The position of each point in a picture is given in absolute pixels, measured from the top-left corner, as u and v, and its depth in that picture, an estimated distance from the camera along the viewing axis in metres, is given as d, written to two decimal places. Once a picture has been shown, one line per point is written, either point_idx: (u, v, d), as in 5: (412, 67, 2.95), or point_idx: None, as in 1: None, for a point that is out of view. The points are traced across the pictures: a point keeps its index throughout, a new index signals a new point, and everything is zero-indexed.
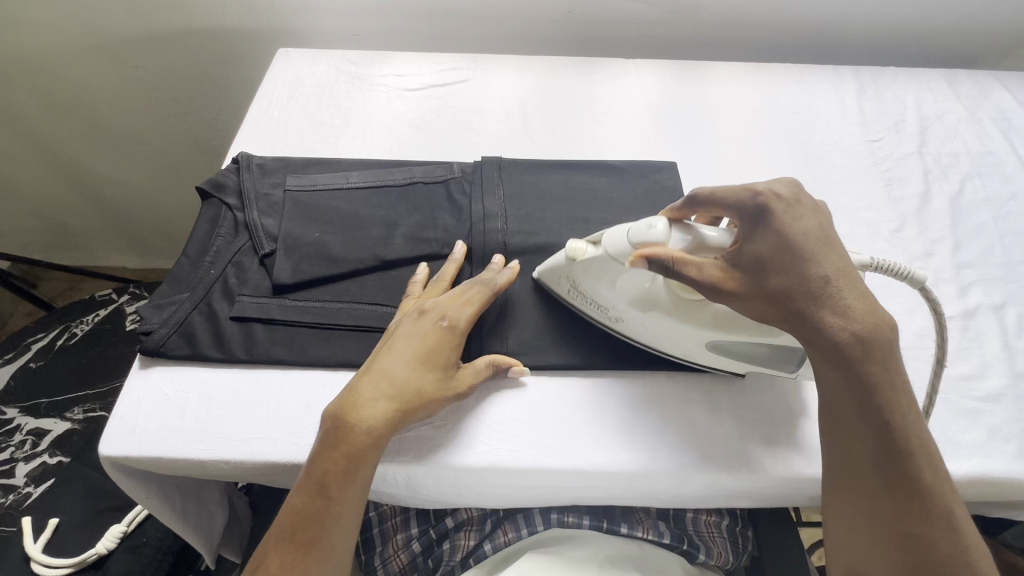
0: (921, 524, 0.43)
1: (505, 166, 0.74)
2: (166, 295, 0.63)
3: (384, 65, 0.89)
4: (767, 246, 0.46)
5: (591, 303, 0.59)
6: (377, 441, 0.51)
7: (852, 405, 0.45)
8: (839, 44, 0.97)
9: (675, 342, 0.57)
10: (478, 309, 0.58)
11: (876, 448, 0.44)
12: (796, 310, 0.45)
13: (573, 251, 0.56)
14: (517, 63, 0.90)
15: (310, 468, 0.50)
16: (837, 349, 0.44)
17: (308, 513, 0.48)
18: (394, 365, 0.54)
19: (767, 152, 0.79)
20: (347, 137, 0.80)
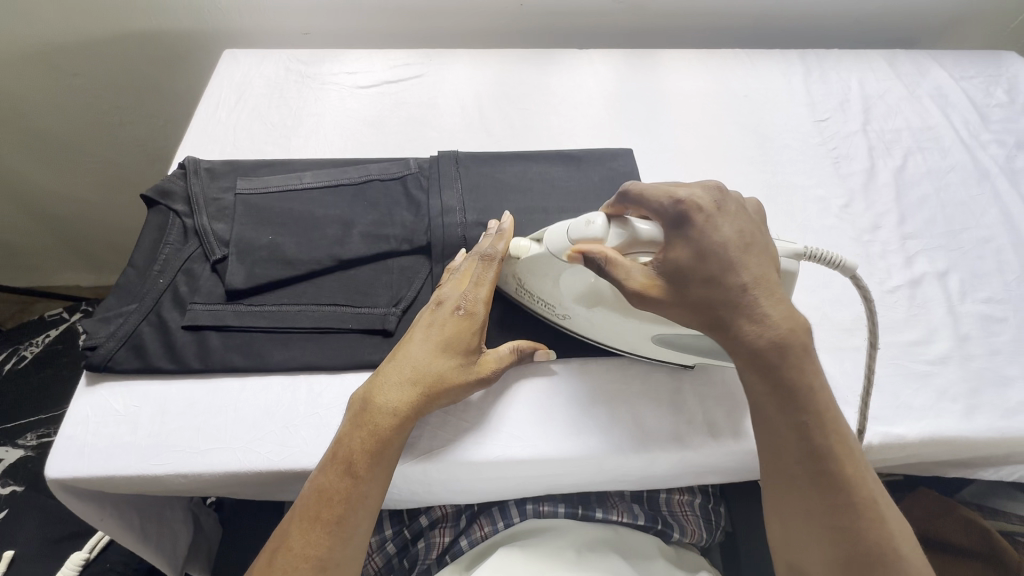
0: (845, 519, 0.45)
1: (462, 159, 0.74)
2: (113, 308, 0.60)
3: (336, 63, 0.87)
4: (687, 255, 0.46)
5: (540, 300, 0.58)
6: (403, 424, 0.51)
7: (776, 407, 0.46)
8: (785, 30, 1.00)
9: (621, 339, 0.57)
10: (489, 292, 0.56)
11: (802, 449, 0.45)
12: (720, 318, 0.46)
13: (517, 248, 0.57)
14: (470, 57, 0.89)
15: (335, 450, 0.50)
16: (758, 356, 0.46)
17: (332, 496, 0.48)
18: (416, 351, 0.53)
19: (720, 135, 0.81)
20: (299, 137, 0.78)
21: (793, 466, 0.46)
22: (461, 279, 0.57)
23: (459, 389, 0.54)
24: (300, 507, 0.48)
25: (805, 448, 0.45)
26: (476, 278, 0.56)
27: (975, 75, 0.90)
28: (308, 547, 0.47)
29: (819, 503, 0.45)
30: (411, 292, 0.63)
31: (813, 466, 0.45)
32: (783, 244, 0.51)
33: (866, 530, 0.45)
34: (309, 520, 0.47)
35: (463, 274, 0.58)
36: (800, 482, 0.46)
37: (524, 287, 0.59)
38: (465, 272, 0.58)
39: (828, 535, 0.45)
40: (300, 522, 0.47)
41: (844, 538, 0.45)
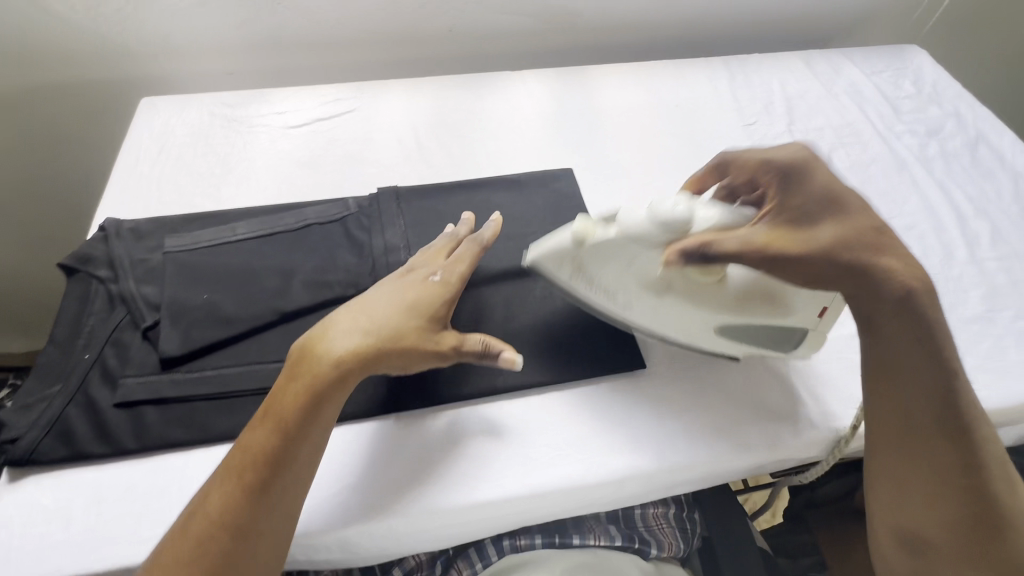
0: (961, 456, 0.50)
1: (402, 195, 0.72)
2: (33, 393, 0.56)
3: (264, 104, 0.85)
4: (808, 200, 0.54)
5: (596, 287, 0.57)
6: (341, 376, 0.51)
7: (924, 363, 0.51)
8: (708, 39, 1.04)
9: (681, 329, 0.59)
10: (468, 266, 0.58)
11: (937, 400, 0.51)
12: (860, 263, 0.52)
13: (583, 229, 0.54)
14: (404, 88, 0.88)
15: (272, 405, 0.50)
16: (900, 308, 0.52)
17: (262, 448, 0.48)
18: (377, 304, 0.54)
19: (655, 147, 0.83)
20: (229, 184, 0.75)
21: (918, 408, 0.51)
22: (436, 254, 0.60)
23: (410, 351, 0.52)
24: (229, 461, 0.49)
25: (926, 388, 0.51)
26: (455, 254, 0.59)
27: (884, 69, 0.96)
28: (223, 509, 0.46)
29: (942, 442, 0.50)
30: None
31: (937, 406, 0.50)
32: None
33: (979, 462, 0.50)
34: (232, 474, 0.47)
35: (437, 249, 0.60)
36: (924, 423, 0.51)
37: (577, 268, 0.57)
38: (440, 247, 0.61)
39: (949, 473, 0.50)
40: (223, 477, 0.47)
41: (964, 474, 0.50)
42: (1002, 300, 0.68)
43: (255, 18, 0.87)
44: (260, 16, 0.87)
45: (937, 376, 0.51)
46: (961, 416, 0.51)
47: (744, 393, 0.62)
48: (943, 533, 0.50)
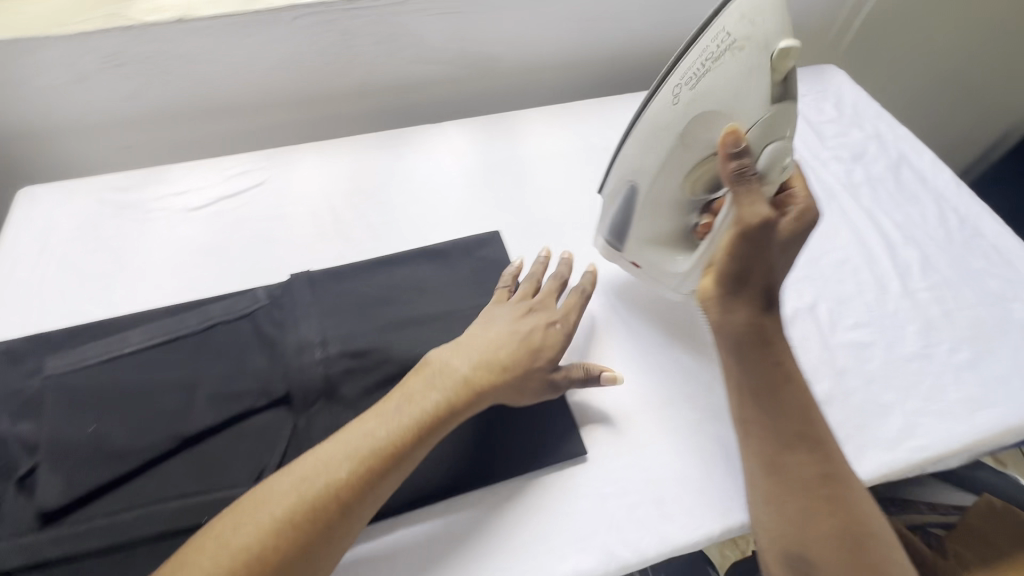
0: (814, 464, 0.51)
1: (316, 279, 0.67)
2: None
3: (160, 183, 0.77)
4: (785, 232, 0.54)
5: (694, 71, 0.53)
6: (474, 400, 0.53)
7: (773, 378, 0.54)
8: (633, 72, 1.02)
9: (648, 138, 0.57)
10: (577, 317, 0.63)
11: (792, 411, 0.53)
12: (749, 276, 0.53)
13: (785, 53, 0.49)
14: (317, 151, 0.82)
15: (391, 410, 0.51)
16: (754, 327, 0.54)
17: (388, 434, 0.49)
18: (502, 332, 0.58)
19: (585, 198, 0.79)
20: (122, 283, 0.68)
21: (776, 422, 0.53)
22: (548, 292, 0.63)
23: (532, 386, 0.56)
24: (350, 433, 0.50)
25: (774, 401, 0.53)
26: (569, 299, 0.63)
27: (806, 93, 0.96)
28: (340, 488, 0.47)
29: (802, 452, 0.52)
30: (274, 458, 0.55)
31: (786, 418, 0.53)
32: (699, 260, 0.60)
33: (834, 468, 0.51)
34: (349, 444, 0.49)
35: (548, 291, 0.64)
36: (779, 436, 0.52)
37: (739, 24, 0.50)
38: (549, 288, 0.64)
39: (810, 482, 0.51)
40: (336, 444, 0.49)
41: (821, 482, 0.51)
42: (936, 334, 0.67)
43: (145, 90, 0.81)
44: (150, 87, 0.80)
45: (780, 390, 0.54)
46: (811, 426, 0.53)
47: (697, 466, 0.57)
48: (823, 548, 0.48)
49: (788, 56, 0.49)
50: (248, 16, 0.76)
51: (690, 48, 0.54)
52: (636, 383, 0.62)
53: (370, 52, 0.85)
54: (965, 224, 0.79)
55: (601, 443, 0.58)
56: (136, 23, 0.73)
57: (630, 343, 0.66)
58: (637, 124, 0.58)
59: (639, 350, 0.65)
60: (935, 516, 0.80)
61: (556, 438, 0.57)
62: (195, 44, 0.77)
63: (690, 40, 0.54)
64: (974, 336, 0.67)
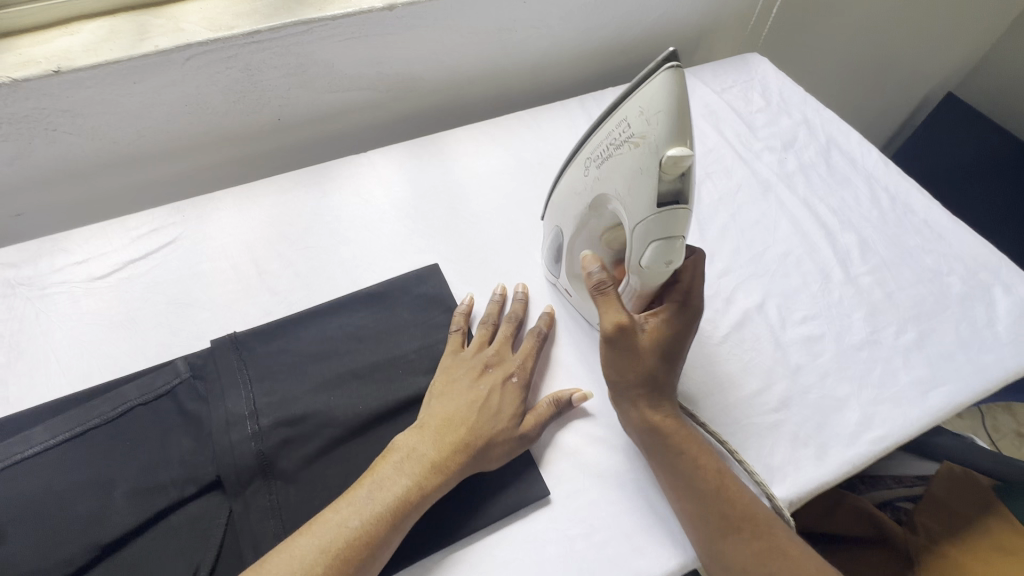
0: (748, 545, 0.50)
1: (242, 341, 0.62)
2: None
3: (56, 254, 0.70)
4: (665, 331, 0.54)
5: (603, 147, 0.48)
6: (444, 478, 0.51)
7: (681, 462, 0.53)
8: (561, 78, 1.00)
9: (568, 195, 0.56)
10: (535, 361, 0.61)
11: (712, 490, 0.52)
12: (635, 383, 0.54)
13: (673, 161, 0.42)
14: (233, 197, 0.76)
15: (361, 496, 0.49)
16: (649, 418, 0.54)
17: (343, 549, 0.46)
18: (464, 400, 0.56)
19: (524, 216, 0.76)
20: (20, 374, 0.61)
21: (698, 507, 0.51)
22: (506, 342, 0.61)
23: (497, 450, 0.54)
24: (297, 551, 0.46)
25: (692, 490, 0.52)
26: (528, 347, 0.61)
27: (732, 84, 0.96)
28: None
29: (734, 535, 0.50)
30: (211, 552, 0.50)
31: (709, 507, 0.51)
32: None
33: (769, 543, 0.50)
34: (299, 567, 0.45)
35: (502, 338, 0.62)
36: (707, 526, 0.50)
37: (638, 118, 0.43)
38: (503, 334, 0.62)
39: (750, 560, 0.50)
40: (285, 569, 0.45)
41: (758, 561, 0.50)
42: (882, 318, 0.68)
43: (28, 152, 0.73)
44: (33, 148, 0.73)
45: (692, 474, 0.52)
46: (734, 506, 0.51)
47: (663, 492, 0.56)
48: None
49: (677, 164, 0.42)
50: (133, 61, 0.69)
51: (607, 116, 0.49)
52: (594, 410, 0.60)
53: (278, 84, 0.79)
54: (896, 203, 0.80)
55: (564, 480, 0.56)
56: (4, 80, 0.65)
57: (584, 366, 0.63)
58: (568, 176, 0.56)
59: (595, 373, 0.63)
60: (902, 490, 0.81)
61: (515, 482, 0.55)
62: (78, 97, 0.70)
63: (609, 111, 0.48)
64: (917, 315, 0.68)
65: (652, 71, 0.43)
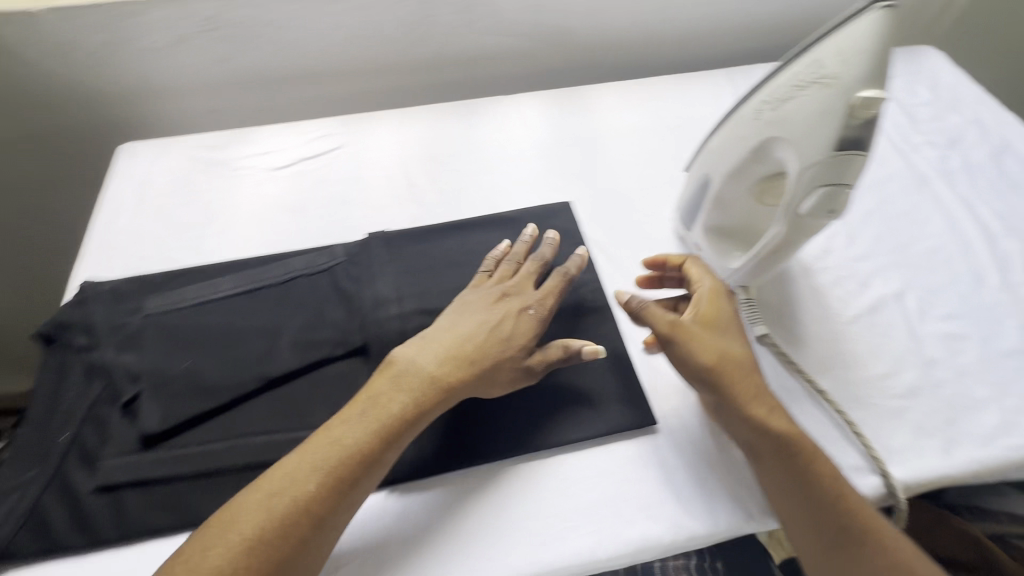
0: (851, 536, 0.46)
1: (392, 240, 0.69)
2: (9, 479, 0.53)
3: (246, 144, 0.81)
4: (717, 316, 0.55)
5: (781, 89, 0.50)
6: (446, 397, 0.52)
7: (775, 442, 0.50)
8: (710, 49, 0.99)
9: (724, 142, 0.57)
10: (556, 301, 0.60)
11: (807, 473, 0.49)
12: (711, 368, 0.52)
13: (865, 102, 0.44)
14: (392, 118, 0.84)
15: (353, 426, 0.49)
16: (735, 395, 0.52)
17: (332, 471, 0.47)
18: (469, 329, 0.56)
19: (658, 173, 0.78)
20: (211, 235, 0.72)
21: (788, 497, 0.49)
22: (528, 278, 0.61)
23: (504, 373, 0.55)
24: (286, 469, 0.47)
25: (787, 467, 0.49)
26: (558, 285, 0.61)
27: (897, 76, 0.90)
28: (311, 501, 0.45)
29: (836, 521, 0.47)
30: None
31: (806, 487, 0.48)
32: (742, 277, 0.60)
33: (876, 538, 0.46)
34: (288, 492, 0.45)
35: (524, 275, 0.62)
36: (805, 500, 0.48)
37: (834, 59, 0.45)
38: (527, 272, 0.62)
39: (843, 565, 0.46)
40: (271, 496, 0.45)
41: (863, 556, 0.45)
42: None
43: (236, 55, 0.84)
44: (240, 52, 0.84)
45: (791, 458, 0.49)
46: (833, 491, 0.48)
47: None
48: None
49: (871, 106, 0.44)
50: None
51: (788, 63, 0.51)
52: None
53: (446, 23, 0.86)
54: None
55: (672, 415, 0.58)
56: None
57: None
58: (726, 125, 0.57)
59: None
60: None
61: (622, 403, 0.58)
62: (285, 10, 0.80)
63: (788, 61, 0.50)
64: None
65: (854, 17, 0.45)
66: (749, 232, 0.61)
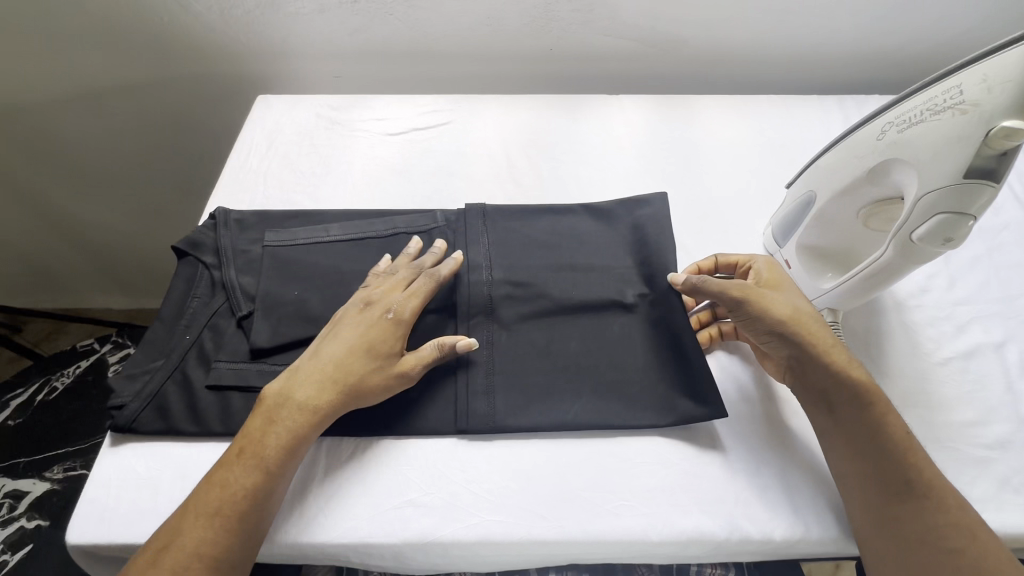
0: (912, 491, 0.48)
1: (489, 214, 0.71)
2: (139, 365, 0.61)
3: (365, 109, 0.88)
4: (779, 280, 0.58)
5: (912, 111, 0.50)
6: (314, 419, 0.53)
7: (848, 394, 0.52)
8: (823, 74, 0.97)
9: (838, 160, 0.57)
10: (423, 301, 0.61)
11: (876, 426, 0.51)
12: (782, 326, 0.54)
13: (1006, 131, 0.44)
14: (499, 102, 0.89)
15: (235, 471, 0.49)
16: (811, 350, 0.54)
17: (237, 491, 0.49)
18: (342, 346, 0.56)
19: (754, 188, 0.78)
20: (326, 185, 0.78)
21: (859, 449, 0.51)
22: (394, 286, 0.62)
23: (374, 385, 0.55)
24: (199, 498, 0.48)
25: (856, 418, 0.51)
26: (368, 299, 0.60)
27: None
28: (201, 545, 0.46)
29: (899, 474, 0.49)
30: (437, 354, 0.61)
31: (873, 439, 0.50)
32: (836, 299, 0.60)
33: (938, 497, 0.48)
34: (207, 515, 0.47)
35: (393, 284, 0.62)
36: (872, 451, 0.50)
37: (977, 86, 0.46)
38: (397, 282, 0.62)
39: (907, 520, 0.48)
40: (196, 517, 0.47)
41: (925, 512, 0.47)
42: None
43: (368, 27, 0.91)
44: (372, 25, 0.91)
45: (864, 408, 0.52)
46: (900, 445, 0.50)
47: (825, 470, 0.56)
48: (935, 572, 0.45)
49: (1010, 136, 0.44)
50: None
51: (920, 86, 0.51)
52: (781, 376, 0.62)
53: (564, 19, 0.89)
54: None
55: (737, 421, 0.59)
56: None
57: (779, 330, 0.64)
58: (840, 144, 0.58)
59: None
60: None
61: (693, 399, 0.58)
62: None
63: (921, 86, 0.50)
64: None
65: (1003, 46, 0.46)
66: (848, 254, 0.61)
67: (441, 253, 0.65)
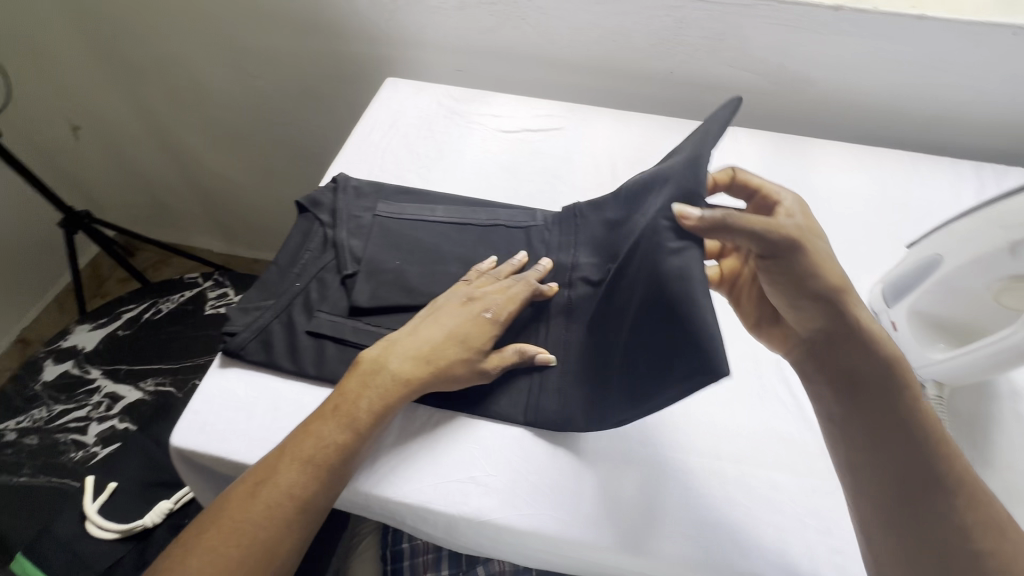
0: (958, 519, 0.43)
1: (580, 211, 0.71)
2: (253, 301, 0.67)
3: (484, 104, 0.92)
4: (814, 231, 0.51)
5: None
6: (404, 390, 0.56)
7: (885, 396, 0.46)
8: (960, 138, 0.91)
9: (976, 227, 0.54)
10: (518, 309, 0.62)
11: (919, 438, 0.45)
12: (824, 290, 0.48)
13: None
14: (612, 117, 0.90)
15: (330, 428, 0.53)
16: (851, 325, 0.48)
17: (330, 444, 0.53)
18: (439, 333, 0.59)
19: (866, 242, 0.75)
20: (438, 170, 0.83)
21: (892, 461, 0.45)
22: (499, 287, 0.64)
23: (462, 373, 0.58)
24: (296, 445, 0.52)
25: (896, 426, 0.46)
26: (469, 295, 0.63)
27: None
28: (293, 487, 0.50)
29: (941, 497, 0.43)
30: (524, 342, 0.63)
31: (913, 454, 0.45)
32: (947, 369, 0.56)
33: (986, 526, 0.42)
34: (301, 460, 0.51)
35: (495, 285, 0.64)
36: (910, 469, 0.45)
37: None
38: (499, 284, 0.64)
39: (936, 538, 0.43)
40: (292, 460, 0.51)
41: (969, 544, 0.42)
42: None
43: (500, 28, 0.96)
44: (504, 27, 0.95)
45: (907, 419, 0.46)
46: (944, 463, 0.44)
47: None
48: None
49: None
50: None
51: None
52: None
53: (693, 44, 0.89)
54: None
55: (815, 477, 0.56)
56: None
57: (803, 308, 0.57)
58: (978, 212, 0.55)
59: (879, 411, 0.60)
60: None
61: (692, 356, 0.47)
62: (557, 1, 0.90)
63: None
64: None
65: None
66: (967, 329, 0.57)
67: (546, 272, 0.66)
